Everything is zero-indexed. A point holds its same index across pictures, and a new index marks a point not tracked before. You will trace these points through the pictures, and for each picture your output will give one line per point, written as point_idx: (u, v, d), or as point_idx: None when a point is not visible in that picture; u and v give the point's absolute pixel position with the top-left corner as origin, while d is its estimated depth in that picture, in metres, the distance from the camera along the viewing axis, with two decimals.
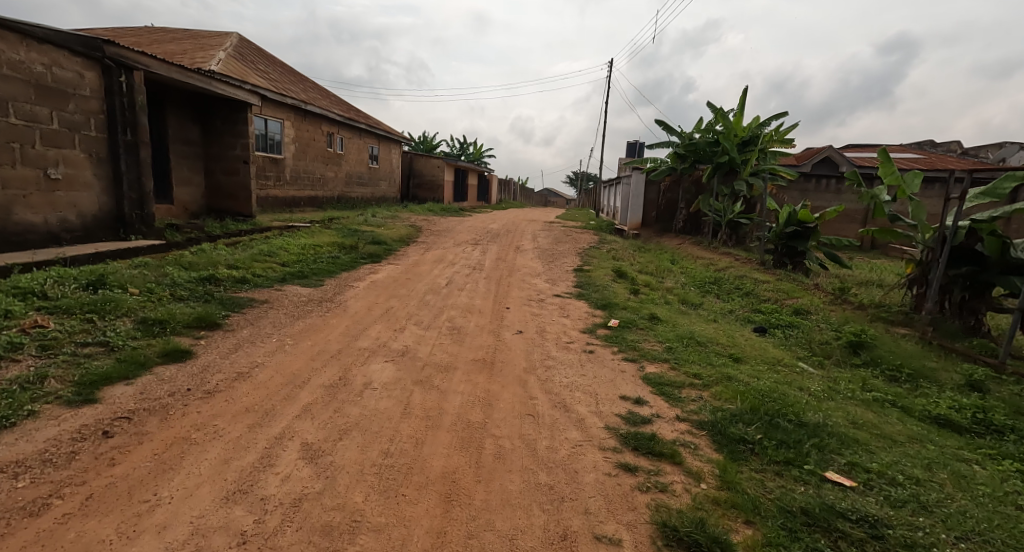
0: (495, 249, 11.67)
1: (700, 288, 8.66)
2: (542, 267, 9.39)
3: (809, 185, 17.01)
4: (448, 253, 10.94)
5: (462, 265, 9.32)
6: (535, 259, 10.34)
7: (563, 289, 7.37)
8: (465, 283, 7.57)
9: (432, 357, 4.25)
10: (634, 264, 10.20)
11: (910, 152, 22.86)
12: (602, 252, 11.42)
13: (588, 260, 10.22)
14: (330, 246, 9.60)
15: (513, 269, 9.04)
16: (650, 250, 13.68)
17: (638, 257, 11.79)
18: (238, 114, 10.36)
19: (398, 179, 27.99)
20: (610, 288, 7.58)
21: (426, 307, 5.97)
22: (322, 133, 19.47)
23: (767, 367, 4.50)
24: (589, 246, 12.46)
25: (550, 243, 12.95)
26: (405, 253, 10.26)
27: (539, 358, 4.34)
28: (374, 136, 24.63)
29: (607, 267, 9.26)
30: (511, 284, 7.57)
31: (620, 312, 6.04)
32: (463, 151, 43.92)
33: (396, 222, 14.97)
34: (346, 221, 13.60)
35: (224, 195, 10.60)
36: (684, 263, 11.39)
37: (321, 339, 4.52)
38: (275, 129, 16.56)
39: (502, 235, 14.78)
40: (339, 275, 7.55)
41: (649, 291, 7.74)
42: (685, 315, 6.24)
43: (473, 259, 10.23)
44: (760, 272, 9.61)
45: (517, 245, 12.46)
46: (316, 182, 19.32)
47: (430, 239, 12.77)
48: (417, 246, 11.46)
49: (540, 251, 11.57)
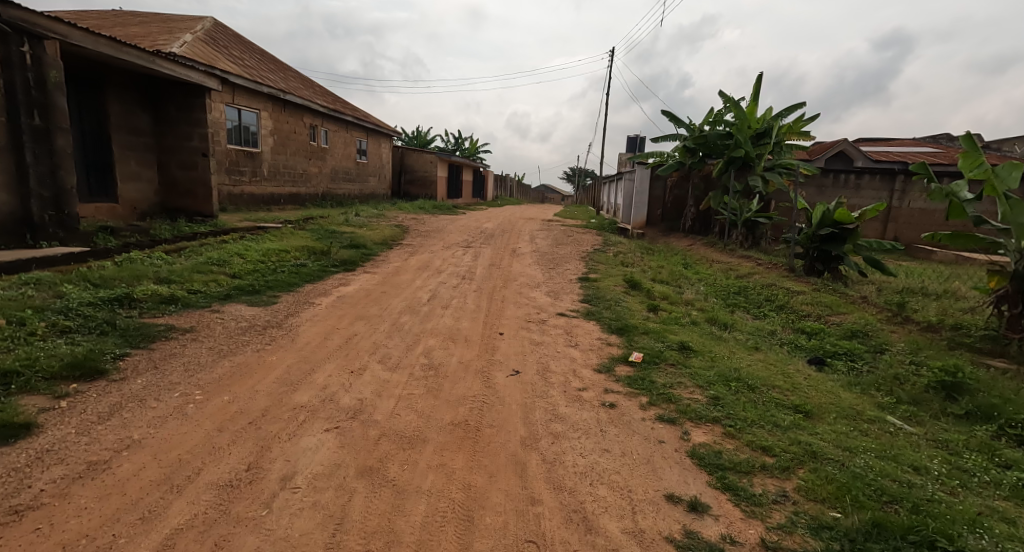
0: (489, 253, 10.53)
1: (726, 301, 7.47)
2: (540, 275, 8.25)
3: (827, 181, 15.86)
4: (436, 257, 9.77)
5: (449, 273, 8.16)
6: (533, 265, 9.20)
7: (566, 305, 6.23)
8: (450, 297, 6.42)
9: (394, 420, 3.07)
10: (645, 271, 9.06)
11: (926, 146, 21.85)
12: (607, 256, 10.26)
13: (592, 266, 9.08)
14: (298, 252, 8.39)
15: (508, 278, 7.87)
16: (659, 252, 12.52)
17: (647, 261, 10.65)
18: (194, 100, 9.13)
19: (388, 174, 26.72)
20: (622, 303, 6.42)
21: (398, 334, 4.81)
22: (304, 126, 18.21)
23: (854, 428, 3.31)
24: (592, 249, 11.31)
25: (550, 245, 11.78)
26: (386, 259, 9.08)
27: (542, 420, 3.15)
28: (362, 129, 23.37)
29: (616, 276, 8.10)
30: (505, 298, 6.43)
31: (639, 339, 4.90)
32: (457, 147, 42.66)
33: (382, 222, 13.80)
34: (326, 222, 12.39)
35: (180, 192, 9.39)
36: (699, 268, 10.25)
37: (242, 391, 3.29)
38: (251, 120, 15.30)
39: (497, 235, 13.61)
40: (301, 288, 6.36)
41: (669, 306, 6.55)
42: (721, 343, 5.03)
43: (462, 265, 9.07)
44: (790, 280, 8.47)
45: (513, 247, 11.30)
46: (298, 178, 18.10)
47: (417, 241, 11.60)
48: (402, 250, 10.31)
49: (538, 254, 10.43)
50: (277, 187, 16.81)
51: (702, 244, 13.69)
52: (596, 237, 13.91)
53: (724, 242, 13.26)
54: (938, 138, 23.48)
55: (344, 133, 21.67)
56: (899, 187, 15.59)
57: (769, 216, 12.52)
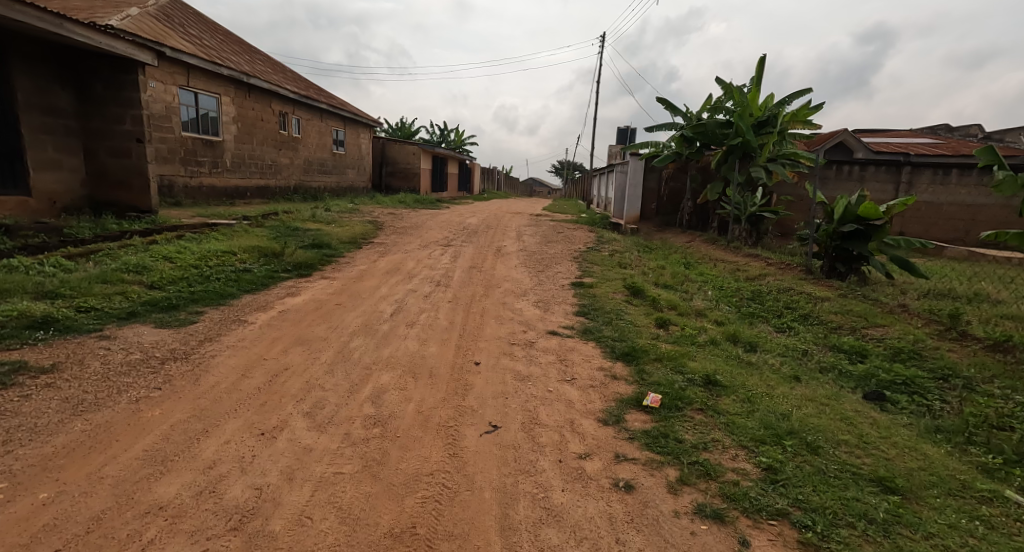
0: (470, 252, 9.48)
1: (741, 310, 6.47)
2: (527, 279, 7.22)
3: (830, 172, 14.98)
4: (410, 258, 8.67)
5: (422, 278, 7.09)
6: (520, 267, 8.16)
7: (557, 320, 5.20)
8: (419, 310, 5.36)
9: (300, 533, 1.99)
10: (645, 273, 8.09)
11: (926, 138, 21.13)
12: (602, 256, 9.25)
13: (586, 268, 8.07)
14: (246, 253, 7.24)
15: (490, 284, 6.82)
16: (656, 250, 11.55)
17: (645, 260, 9.68)
18: (123, 76, 7.88)
19: (368, 166, 25.40)
20: (624, 316, 5.39)
21: (342, 366, 3.73)
22: (272, 113, 16.88)
23: (974, 517, 2.30)
24: (584, 247, 10.31)
25: (538, 243, 10.74)
26: (351, 261, 7.98)
27: (529, 526, 2.10)
28: (338, 118, 22.04)
29: (613, 281, 7.08)
30: (484, 311, 5.38)
31: (652, 369, 3.88)
32: (442, 138, 41.35)
33: (355, 218, 12.62)
34: (290, 217, 11.19)
35: (113, 184, 8.17)
36: (704, 269, 9.31)
37: (76, 479, 2.19)
38: (210, 105, 13.97)
39: (481, 232, 12.54)
40: (236, 300, 5.25)
41: (679, 319, 5.53)
42: (754, 371, 3.99)
43: (438, 267, 7.98)
44: (808, 282, 7.55)
45: (498, 246, 10.25)
46: (266, 169, 16.80)
47: (391, 239, 10.47)
48: (372, 249, 9.20)
49: (526, 254, 9.39)
50: (242, 179, 15.53)
51: (702, 241, 12.74)
52: (587, 233, 12.92)
53: (725, 239, 12.32)
54: (938, 130, 22.86)
55: (318, 121, 20.34)
56: (906, 179, 14.80)
57: (775, 211, 11.61)
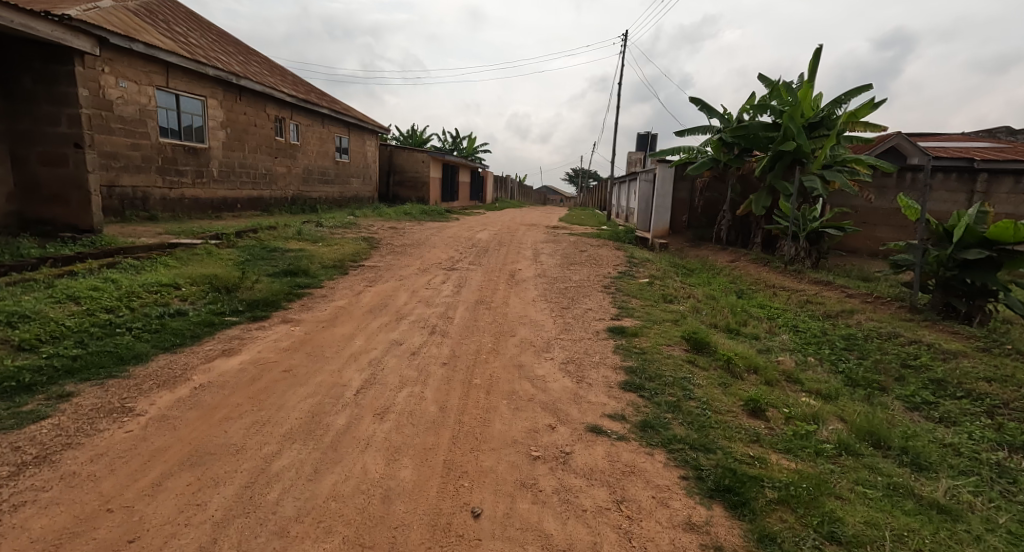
0: (479, 279, 7.93)
1: (845, 374, 4.74)
2: (549, 321, 5.63)
3: (889, 181, 13.29)
4: (404, 288, 7.13)
5: (414, 319, 5.51)
6: (539, 300, 6.55)
7: (600, 402, 3.56)
8: (400, 383, 3.75)
9: None
10: (696, 311, 6.46)
11: (984, 143, 19.23)
12: (638, 284, 7.60)
13: (622, 302, 6.46)
14: (193, 285, 5.72)
15: (501, 330, 5.24)
16: (697, 273, 9.88)
17: (690, 289, 8.03)
18: (56, 66, 6.51)
19: (374, 175, 24.08)
20: (695, 395, 3.73)
21: (236, 533, 2.08)
22: (267, 118, 15.61)
23: None
24: (614, 271, 8.70)
25: (558, 266, 9.13)
26: (331, 293, 6.47)
27: None
28: (342, 124, 20.80)
29: (664, 327, 5.41)
30: (493, 386, 3.77)
31: (786, 535, 2.19)
32: (454, 146, 40.11)
33: (350, 234, 11.18)
34: (273, 234, 9.76)
35: (45, 198, 6.72)
36: (766, 303, 7.62)
37: None
38: (195, 109, 12.70)
39: (492, 250, 11.00)
40: (139, 367, 3.68)
41: (773, 399, 3.82)
42: (968, 539, 2.22)
43: (435, 301, 6.41)
44: (915, 324, 5.81)
45: (511, 269, 8.69)
46: (258, 179, 15.49)
47: (387, 261, 8.98)
48: (359, 276, 7.66)
49: (544, 281, 7.79)
50: (231, 190, 14.21)
51: (747, 260, 11.02)
52: (614, 252, 11.24)
53: (779, 259, 10.51)
54: (993, 134, 21.00)
55: (319, 127, 19.09)
56: (981, 188, 13.25)
57: (840, 225, 9.90)
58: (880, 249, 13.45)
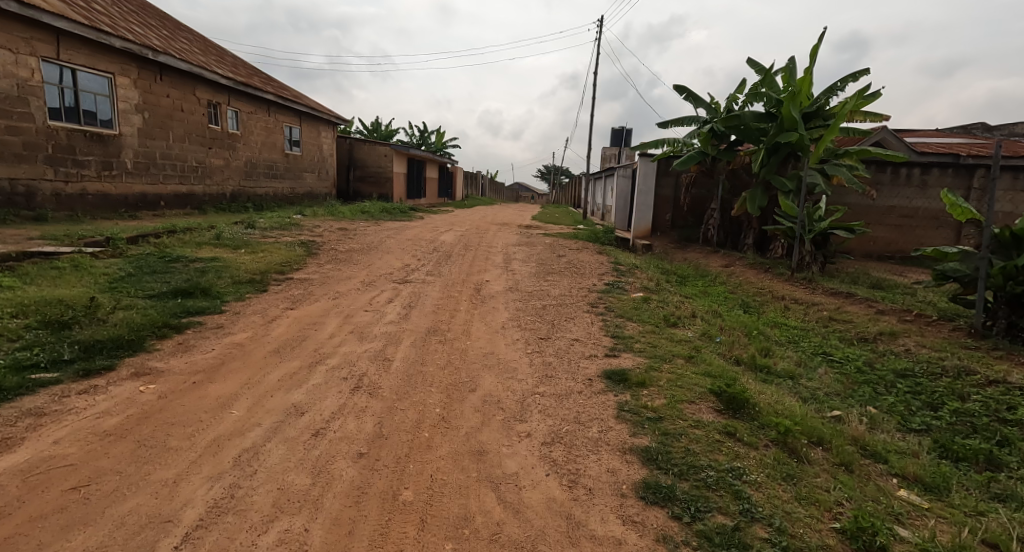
0: (435, 295, 6.38)
1: (933, 440, 3.41)
2: (523, 362, 4.16)
3: (883, 177, 12.73)
4: (338, 311, 5.55)
5: (336, 364, 3.95)
6: (510, 328, 5.08)
7: (610, 540, 2.11)
8: (269, 510, 2.17)
9: None
10: (708, 338, 5.12)
11: (962, 138, 18.79)
12: (632, 301, 6.21)
13: (615, 328, 5.08)
14: (13, 316, 4.02)
15: (458, 381, 3.75)
16: (692, 283, 8.63)
17: (690, 304, 6.74)
18: None
19: (331, 170, 22.15)
20: (761, 513, 2.29)
21: None
22: (197, 103, 13.62)
23: None
24: (599, 282, 7.34)
25: (532, 275, 7.72)
26: (232, 321, 4.84)
27: None
28: (292, 113, 18.82)
29: (676, 372, 4.00)
30: (432, 509, 2.25)
31: None
32: (421, 140, 38.23)
33: (286, 237, 9.45)
34: (185, 238, 7.99)
35: None
36: (780, 320, 6.38)
37: None
38: (98, 88, 10.72)
39: (456, 255, 9.47)
40: None
41: (877, 512, 2.42)
42: None
43: (374, 331, 4.86)
44: (983, 356, 4.59)
45: (476, 281, 7.21)
46: (187, 172, 13.50)
47: (324, 272, 7.33)
48: (280, 294, 6.00)
49: (517, 297, 6.31)
50: (151, 185, 12.22)
51: (743, 267, 9.85)
52: (596, 257, 9.91)
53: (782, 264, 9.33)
54: (969, 130, 20.66)
55: (264, 115, 17.09)
56: (978, 185, 12.55)
57: (848, 226, 8.74)
58: (873, 252, 12.82)
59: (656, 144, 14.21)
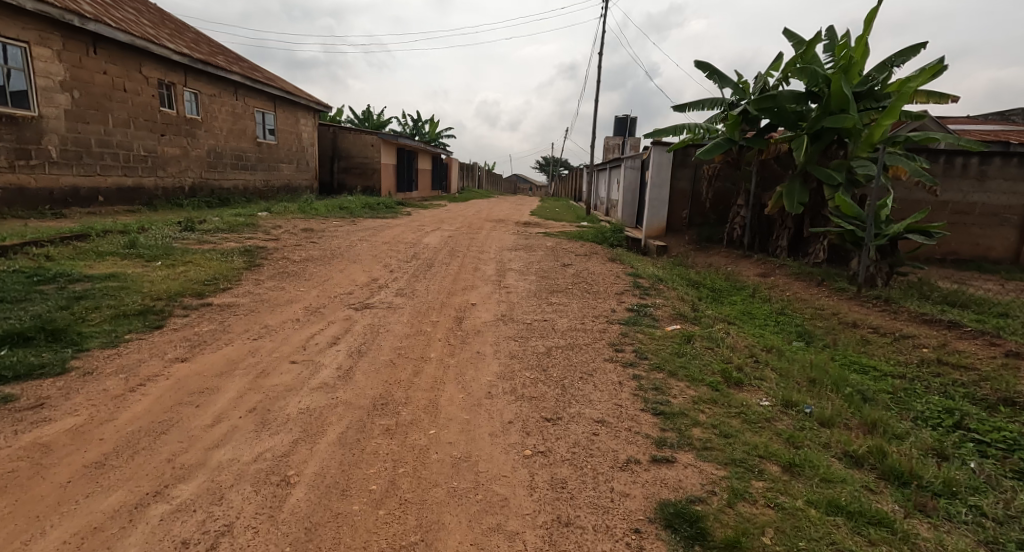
0: (400, 331, 4.68)
1: None
2: (518, 483, 2.46)
3: (936, 169, 11.03)
4: (252, 361, 3.85)
5: (187, 496, 2.24)
6: (501, 399, 3.38)
7: None
8: None
9: None
10: (794, 409, 3.44)
11: (1005, 125, 17.03)
12: (672, 341, 4.50)
13: (656, 399, 3.41)
14: None
15: (399, 539, 2.06)
16: (731, 302, 6.96)
17: (742, 340, 5.07)
18: None
19: (312, 161, 20.32)
20: None
21: None
22: (144, 81, 11.80)
23: None
24: (619, 307, 5.66)
25: (532, 296, 6.03)
26: (64, 390, 3.12)
27: None
28: (265, 97, 16.98)
29: (786, 512, 2.28)
30: None
31: None
32: (415, 130, 36.36)
33: (229, 242, 7.71)
34: (88, 245, 6.28)
35: None
36: (866, 366, 4.73)
37: None
38: (10, 59, 8.98)
39: (439, 265, 7.76)
40: None
41: None
42: None
43: (290, 407, 3.14)
44: None
45: (458, 308, 5.51)
46: (132, 163, 11.71)
47: (260, 294, 5.60)
48: (178, 333, 4.27)
49: (513, 337, 4.61)
50: (85, 177, 10.45)
51: (786, 278, 8.17)
52: (608, 266, 8.22)
53: (837, 276, 7.64)
54: (1008, 117, 18.95)
55: (231, 100, 15.28)
56: None
57: (925, 230, 7.03)
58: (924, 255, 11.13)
59: (673, 132, 12.50)
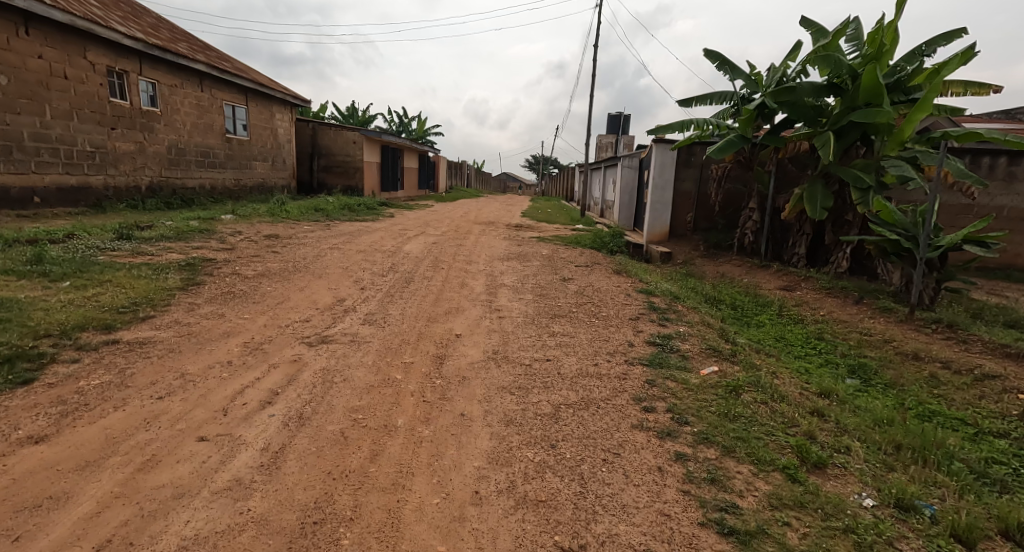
0: (360, 381, 3.58)
1: None
2: None
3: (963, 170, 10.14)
4: (141, 438, 2.72)
5: None
6: (494, 508, 2.30)
7: None
8: None
9: None
10: (910, 511, 2.42)
11: (1017, 125, 16.31)
12: (714, 395, 3.46)
13: (716, 502, 2.37)
14: None
15: None
16: (761, 327, 5.97)
17: (794, 385, 4.05)
18: None
19: (289, 159, 19.04)
20: None
21: None
22: (90, 67, 10.54)
23: None
24: (636, 339, 4.63)
25: (530, 324, 4.98)
26: None
27: None
28: (235, 90, 15.71)
29: None
30: None
31: None
32: (401, 128, 35.11)
33: (170, 253, 6.53)
34: None
35: None
36: (952, 420, 3.75)
37: None
38: None
39: (419, 281, 6.67)
40: None
41: None
42: None
43: (168, 534, 2.03)
44: None
45: (439, 343, 4.43)
46: (76, 159, 10.44)
47: (190, 324, 4.46)
48: (51, 391, 3.13)
49: (508, 389, 3.54)
50: (14, 175, 9.18)
51: (816, 294, 7.20)
52: (614, 280, 7.18)
53: (876, 293, 6.68)
54: (1015, 116, 18.30)
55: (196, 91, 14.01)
56: None
57: (982, 240, 6.09)
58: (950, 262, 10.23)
59: (678, 128, 11.51)
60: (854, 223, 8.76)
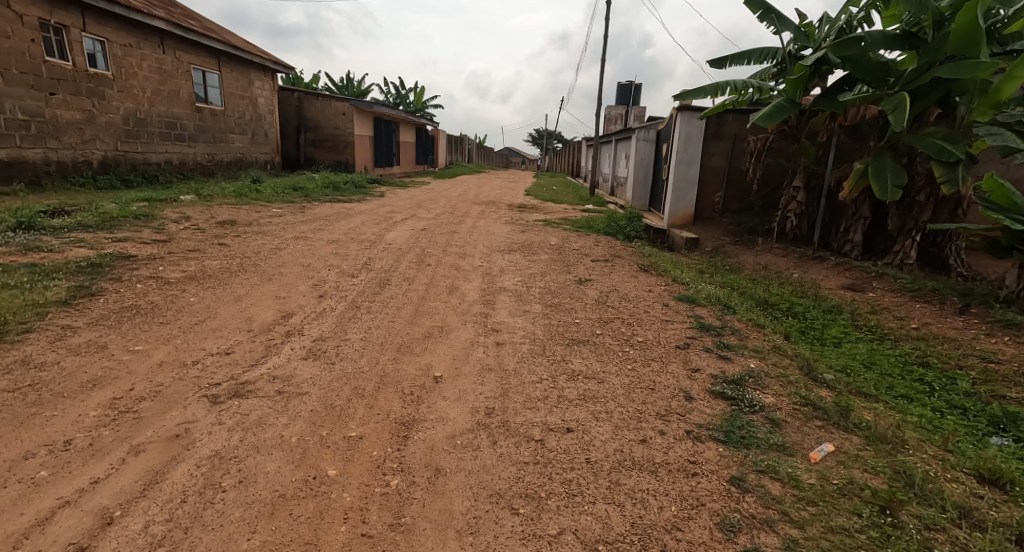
0: (262, 487, 2.16)
1: None
2: None
3: None
4: None
5: None
6: None
7: None
8: None
9: None
10: None
11: None
12: (860, 525, 2.01)
13: None
14: None
15: None
16: (841, 349, 4.54)
17: (947, 469, 2.63)
18: None
19: (271, 132, 17.39)
20: None
21: None
22: (16, 19, 8.98)
23: None
24: (693, 384, 3.20)
25: (540, 358, 3.54)
26: None
27: None
28: (205, 53, 14.00)
29: None
30: None
31: None
32: (398, 99, 33.09)
33: (77, 249, 5.08)
34: None
35: None
36: None
37: None
38: None
39: (397, 284, 5.23)
40: None
41: None
42: None
43: None
44: None
45: (407, 394, 3.02)
46: (5, 129, 8.97)
47: (40, 368, 3.02)
48: None
49: (509, 507, 2.11)
50: None
51: (896, 297, 5.73)
52: (643, 281, 5.72)
53: (983, 299, 5.21)
54: None
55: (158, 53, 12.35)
56: None
57: None
58: None
59: (710, 92, 9.81)
60: (928, 205, 7.26)
